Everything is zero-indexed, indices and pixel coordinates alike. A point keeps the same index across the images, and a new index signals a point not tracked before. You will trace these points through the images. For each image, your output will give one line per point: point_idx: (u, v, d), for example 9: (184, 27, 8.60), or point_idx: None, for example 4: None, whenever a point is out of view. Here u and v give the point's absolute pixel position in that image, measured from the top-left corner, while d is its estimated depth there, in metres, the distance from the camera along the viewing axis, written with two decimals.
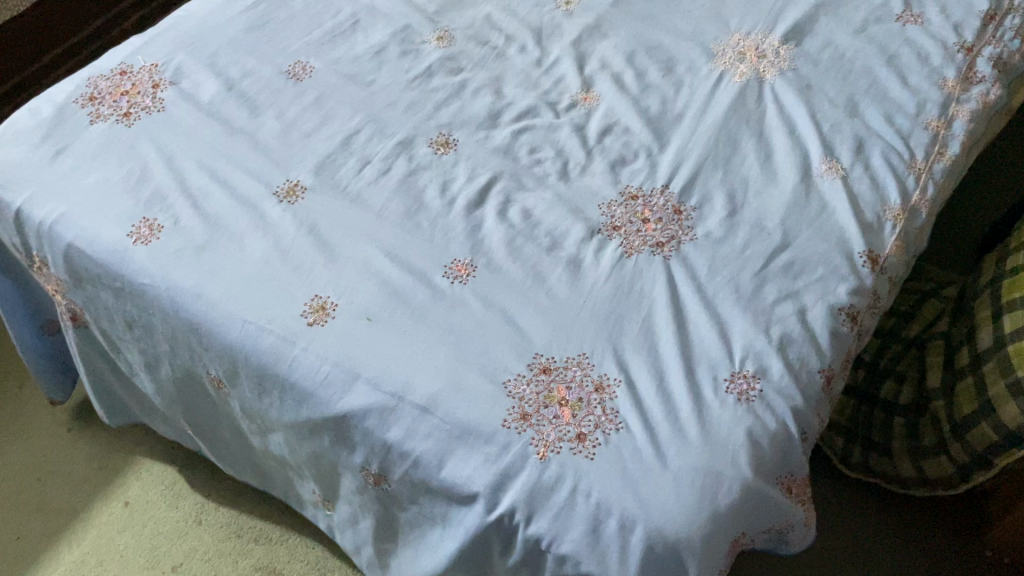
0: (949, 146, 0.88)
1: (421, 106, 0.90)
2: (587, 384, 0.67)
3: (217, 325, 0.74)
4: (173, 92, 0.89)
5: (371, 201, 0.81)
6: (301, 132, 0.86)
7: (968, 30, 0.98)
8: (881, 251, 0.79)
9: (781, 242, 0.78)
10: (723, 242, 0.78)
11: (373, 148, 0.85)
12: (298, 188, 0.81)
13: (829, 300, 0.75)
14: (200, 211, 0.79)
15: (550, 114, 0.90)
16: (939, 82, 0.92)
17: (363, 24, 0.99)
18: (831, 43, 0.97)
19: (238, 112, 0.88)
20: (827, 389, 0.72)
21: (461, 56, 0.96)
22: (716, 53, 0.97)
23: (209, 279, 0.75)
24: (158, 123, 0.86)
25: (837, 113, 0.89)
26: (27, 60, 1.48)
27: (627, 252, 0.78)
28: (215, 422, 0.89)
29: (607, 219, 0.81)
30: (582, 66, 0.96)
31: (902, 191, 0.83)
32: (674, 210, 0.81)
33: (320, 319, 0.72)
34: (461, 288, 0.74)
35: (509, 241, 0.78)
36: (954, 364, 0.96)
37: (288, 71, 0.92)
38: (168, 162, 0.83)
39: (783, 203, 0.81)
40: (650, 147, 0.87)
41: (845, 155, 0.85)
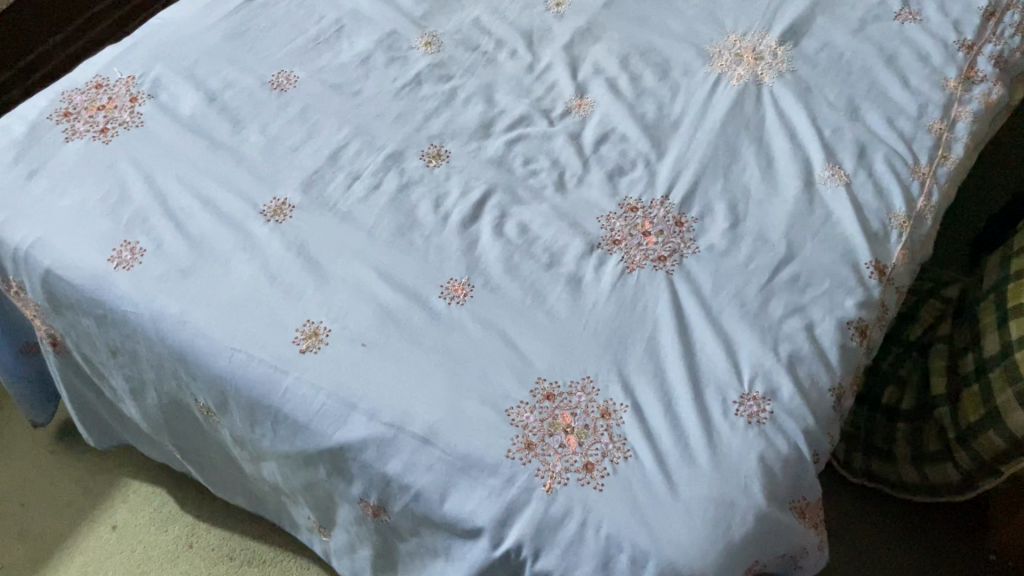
0: (952, 149, 0.86)
1: (410, 117, 0.87)
2: (593, 409, 0.65)
3: (204, 355, 0.71)
4: (151, 105, 0.86)
5: (362, 219, 0.78)
6: (286, 147, 0.83)
7: (967, 28, 0.96)
8: (887, 260, 0.77)
9: (786, 255, 0.76)
10: (727, 255, 0.76)
11: (362, 163, 0.82)
12: (286, 206, 0.78)
13: (837, 314, 0.73)
14: (183, 233, 0.76)
15: (543, 122, 0.88)
16: (940, 82, 0.90)
17: (347, 30, 0.95)
18: (830, 43, 0.95)
19: (221, 126, 0.84)
20: (838, 407, 0.70)
21: (450, 62, 0.93)
22: (712, 55, 0.94)
23: (195, 306, 0.72)
24: (137, 139, 0.83)
25: (838, 117, 0.87)
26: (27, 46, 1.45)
27: (629, 268, 0.75)
28: (204, 447, 0.86)
29: (606, 233, 0.78)
30: (575, 71, 0.93)
31: (907, 198, 0.81)
32: (675, 221, 0.79)
33: (313, 345, 0.69)
34: (458, 309, 0.72)
35: (506, 259, 0.76)
36: (959, 369, 0.94)
37: (271, 82, 0.89)
38: (148, 180, 0.79)
39: (786, 213, 0.79)
40: (648, 156, 0.85)
41: (847, 160, 0.83)
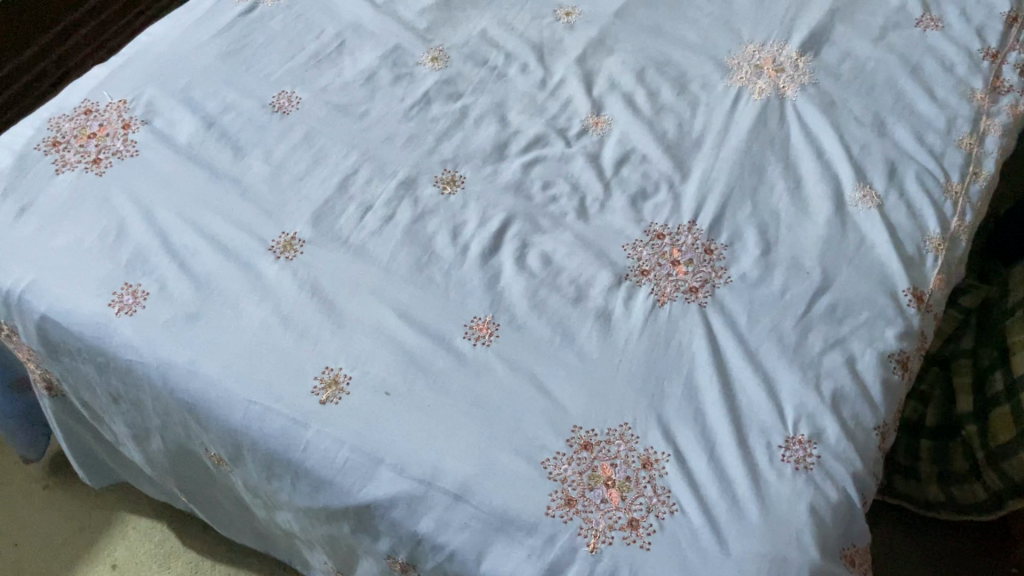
0: (983, 165, 0.83)
1: (421, 140, 0.83)
2: (634, 460, 0.62)
3: (217, 406, 0.67)
4: (146, 132, 0.81)
5: (377, 253, 0.74)
6: (292, 176, 0.79)
7: (991, 35, 0.93)
8: (925, 286, 0.74)
9: (821, 284, 0.73)
10: (760, 285, 0.73)
11: (373, 192, 0.78)
12: (296, 241, 0.74)
13: (878, 347, 0.70)
14: (188, 274, 0.71)
15: (560, 143, 0.84)
16: (967, 94, 0.87)
17: (349, 46, 0.91)
18: (851, 53, 0.91)
19: (221, 153, 0.80)
20: (883, 446, 0.67)
21: (459, 79, 0.88)
22: (731, 67, 0.90)
23: (205, 354, 0.68)
24: (132, 170, 0.78)
25: (866, 133, 0.84)
26: (24, 41, 1.40)
27: (660, 301, 0.72)
28: (212, 491, 0.82)
29: (633, 263, 0.75)
30: (590, 86, 0.89)
31: (941, 218, 0.78)
32: (704, 248, 0.76)
33: (333, 396, 0.65)
34: (484, 351, 0.68)
35: (532, 293, 0.72)
36: (987, 388, 0.93)
37: (273, 104, 0.84)
38: (147, 216, 0.75)
39: (818, 238, 0.76)
40: (672, 178, 0.81)
41: (878, 180, 0.80)
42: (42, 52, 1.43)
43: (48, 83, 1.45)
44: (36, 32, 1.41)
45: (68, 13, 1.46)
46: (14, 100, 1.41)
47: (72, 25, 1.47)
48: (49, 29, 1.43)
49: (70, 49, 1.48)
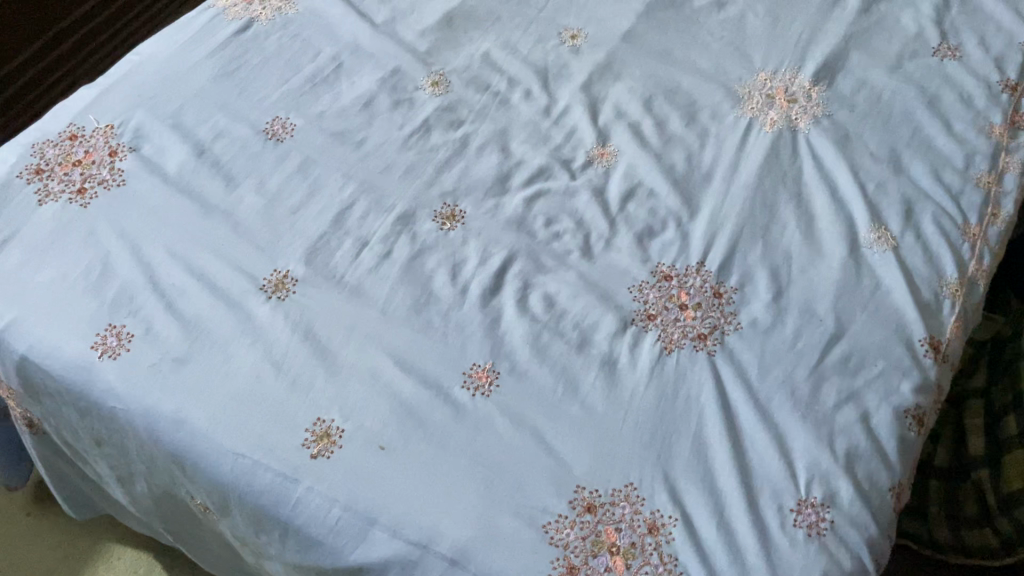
0: (1002, 206, 0.80)
1: (420, 171, 0.80)
2: (639, 524, 0.60)
3: (203, 458, 0.64)
4: (134, 160, 0.77)
5: (373, 293, 0.71)
6: (286, 208, 0.75)
7: (1010, 67, 0.90)
8: (943, 335, 0.72)
9: (835, 332, 0.70)
10: (771, 332, 0.70)
11: (369, 227, 0.75)
12: (288, 280, 0.71)
13: (894, 401, 0.67)
14: (176, 314, 0.68)
15: (564, 175, 0.81)
16: (986, 128, 0.84)
17: (347, 68, 0.87)
18: (867, 82, 0.88)
19: (212, 184, 0.76)
20: (897, 505, 0.65)
21: (460, 105, 0.86)
22: (742, 96, 0.87)
23: (191, 401, 0.64)
24: (119, 202, 0.75)
25: (881, 169, 0.80)
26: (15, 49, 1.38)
27: (667, 348, 0.69)
28: (198, 534, 0.78)
29: (640, 306, 0.72)
30: (596, 114, 0.86)
31: (959, 263, 0.75)
32: (713, 291, 0.73)
33: (325, 449, 0.62)
34: (483, 402, 0.65)
35: (534, 339, 0.69)
36: (999, 431, 0.91)
37: (266, 130, 0.81)
38: (133, 251, 0.72)
39: (832, 281, 0.73)
40: (680, 215, 0.78)
41: (894, 220, 0.77)
42: (33, 58, 1.41)
43: (48, 84, 1.45)
44: (35, 33, 1.40)
45: (66, 14, 1.45)
46: (12, 102, 1.40)
47: (62, 31, 1.45)
48: (40, 37, 1.41)
49: (67, 49, 1.47)
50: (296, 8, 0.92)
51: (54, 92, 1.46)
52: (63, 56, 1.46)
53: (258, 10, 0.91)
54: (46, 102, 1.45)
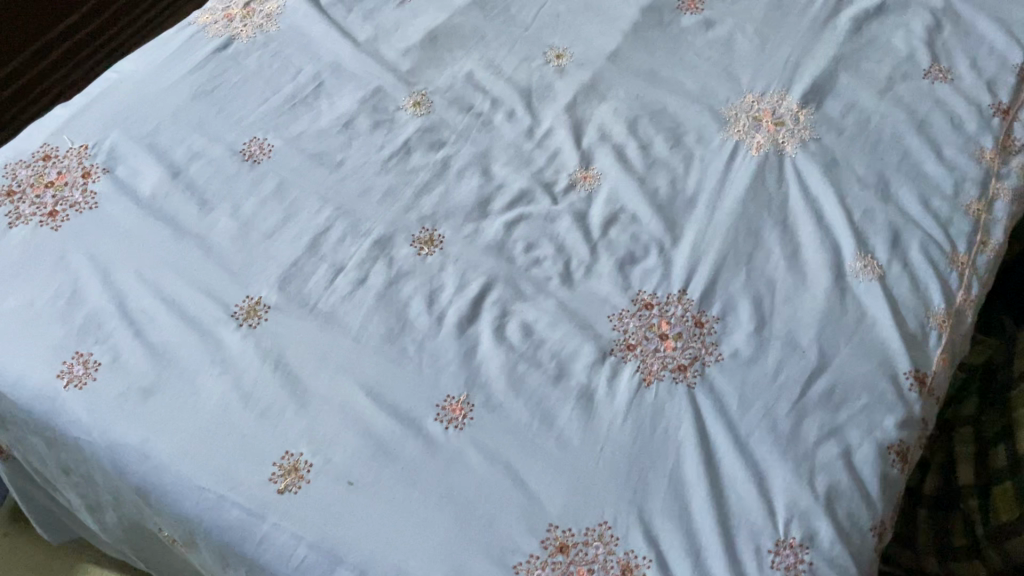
0: (991, 233, 0.79)
1: (399, 194, 0.78)
2: (612, 565, 0.59)
3: (170, 492, 0.63)
4: (107, 182, 0.76)
5: (346, 320, 0.69)
6: (260, 232, 0.74)
7: (1002, 90, 0.88)
8: (928, 368, 0.70)
9: (818, 364, 0.69)
10: (753, 364, 0.69)
11: (345, 252, 0.74)
12: (260, 307, 0.69)
13: (878, 436, 0.66)
14: (145, 342, 0.67)
15: (546, 199, 0.79)
16: (976, 154, 0.83)
17: (327, 88, 0.86)
18: (856, 104, 0.86)
19: (186, 207, 0.75)
20: (878, 545, 0.64)
21: (442, 126, 0.84)
22: (729, 118, 0.86)
23: (157, 434, 0.63)
24: (90, 226, 0.74)
25: (869, 195, 0.79)
26: None
27: (646, 380, 0.68)
28: (170, 562, 0.77)
29: (619, 336, 0.71)
30: (579, 136, 0.84)
31: (946, 292, 0.74)
32: (694, 320, 0.71)
33: (292, 484, 0.61)
34: (456, 436, 0.64)
35: (511, 369, 0.68)
36: (990, 462, 0.89)
37: (243, 151, 0.79)
38: (104, 276, 0.70)
39: (816, 312, 0.72)
40: (663, 241, 0.77)
41: (880, 248, 0.75)
42: None
43: (50, 83, 1.49)
44: (35, 34, 1.44)
45: (65, 14, 1.49)
46: None
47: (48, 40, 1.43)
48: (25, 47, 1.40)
49: (67, 49, 1.51)
50: (278, 26, 0.90)
51: (57, 90, 1.50)
52: (64, 58, 1.51)
53: (239, 27, 0.90)
54: (48, 100, 1.50)
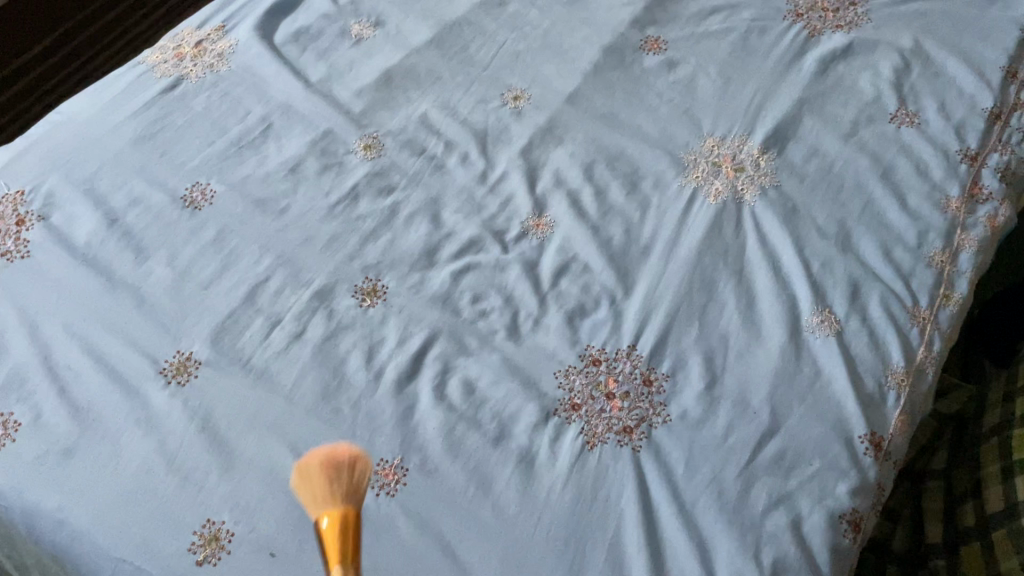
0: (956, 286, 0.76)
1: (344, 242, 0.76)
2: None
3: (85, 562, 0.60)
4: (42, 230, 0.75)
5: (280, 379, 0.67)
6: (196, 283, 0.72)
7: (970, 135, 0.85)
8: (885, 431, 0.67)
9: (770, 426, 0.66)
10: (702, 426, 0.66)
11: (283, 304, 0.71)
12: (190, 363, 0.67)
13: (830, 504, 0.63)
14: (69, 401, 0.65)
15: (496, 248, 0.77)
16: (942, 203, 0.80)
17: (275, 130, 0.84)
18: (818, 150, 0.84)
19: (121, 255, 0.73)
20: None
21: (392, 170, 0.82)
22: (687, 164, 0.83)
23: (75, 500, 0.61)
24: (22, 276, 0.72)
25: (828, 246, 0.76)
26: None
27: (590, 442, 0.65)
28: None
29: (565, 394, 0.68)
30: (533, 182, 0.82)
31: (906, 350, 0.71)
32: (643, 378, 0.69)
33: (212, 555, 0.58)
34: (387, 504, 0.62)
35: (448, 430, 0.65)
36: (957, 519, 0.86)
37: (185, 198, 0.77)
38: (31, 330, 0.69)
39: (770, 370, 0.69)
40: (614, 292, 0.74)
41: (839, 303, 0.73)
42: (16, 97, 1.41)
43: (56, 83, 1.52)
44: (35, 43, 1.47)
45: (62, 21, 1.50)
46: None
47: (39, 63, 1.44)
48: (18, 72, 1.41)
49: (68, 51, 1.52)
50: (229, 65, 0.88)
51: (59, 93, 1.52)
52: (66, 61, 1.52)
53: (188, 66, 0.88)
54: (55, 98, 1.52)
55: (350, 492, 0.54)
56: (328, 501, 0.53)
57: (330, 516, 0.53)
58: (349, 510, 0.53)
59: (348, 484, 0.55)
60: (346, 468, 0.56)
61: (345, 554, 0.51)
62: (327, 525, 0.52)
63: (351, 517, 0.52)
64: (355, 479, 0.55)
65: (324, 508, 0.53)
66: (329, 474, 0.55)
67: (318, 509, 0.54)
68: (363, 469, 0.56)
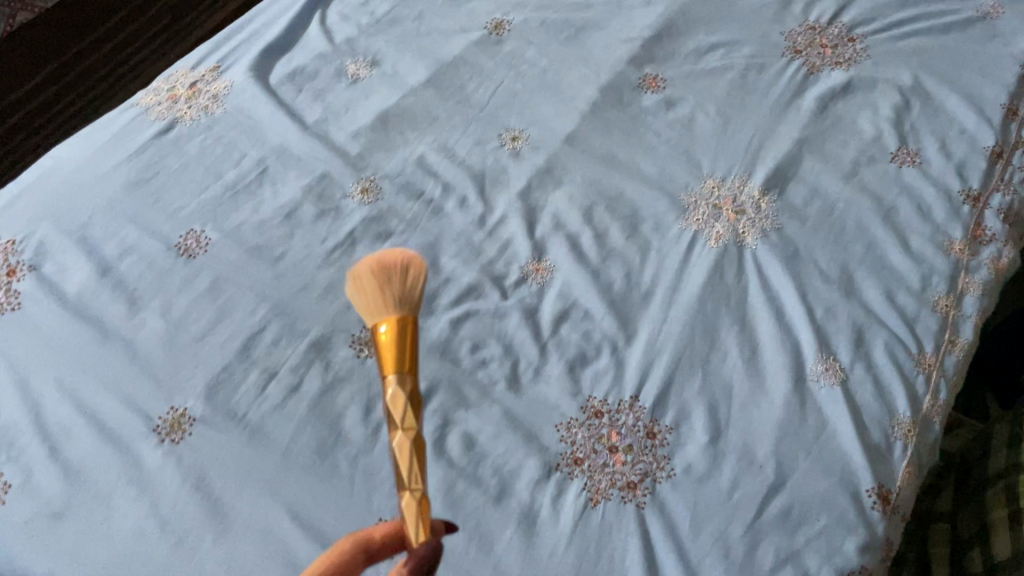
0: (961, 331, 0.75)
1: (340, 290, 0.74)
2: None
3: None
4: (32, 281, 0.74)
5: (276, 435, 0.65)
6: (190, 335, 0.70)
7: (973, 175, 0.84)
8: (892, 484, 0.66)
9: (776, 480, 0.65)
10: (706, 481, 0.65)
11: (279, 356, 0.70)
12: (185, 420, 0.66)
13: (837, 562, 0.62)
14: (60, 461, 0.64)
15: (495, 295, 0.76)
16: (945, 246, 0.79)
17: (271, 174, 0.83)
18: (819, 191, 0.83)
19: (114, 307, 0.72)
20: None
21: (389, 215, 0.81)
22: (687, 206, 0.82)
23: (66, 565, 0.60)
24: (13, 329, 0.71)
25: (831, 291, 0.75)
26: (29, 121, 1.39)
27: (593, 500, 0.64)
28: None
29: (567, 448, 0.67)
30: (533, 225, 0.81)
31: (912, 399, 0.70)
32: (646, 431, 0.68)
33: None
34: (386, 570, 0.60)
35: (449, 488, 0.65)
36: (966, 566, 0.85)
37: (179, 246, 0.76)
38: (21, 385, 0.68)
39: (774, 422, 0.68)
40: (615, 340, 0.73)
41: (843, 350, 0.72)
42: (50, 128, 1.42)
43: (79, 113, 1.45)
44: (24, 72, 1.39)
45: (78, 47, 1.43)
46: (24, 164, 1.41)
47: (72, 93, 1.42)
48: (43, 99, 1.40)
49: (71, 79, 1.41)
50: (223, 107, 0.88)
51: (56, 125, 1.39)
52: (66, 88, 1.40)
53: (183, 108, 0.87)
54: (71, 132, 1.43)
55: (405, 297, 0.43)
56: (380, 308, 0.42)
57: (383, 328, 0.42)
58: (406, 320, 0.42)
59: (403, 288, 0.43)
60: (399, 270, 0.43)
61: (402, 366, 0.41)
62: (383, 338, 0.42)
63: (408, 329, 0.42)
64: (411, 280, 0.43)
65: (378, 314, 0.42)
66: (379, 277, 0.43)
67: (368, 317, 0.43)
68: (418, 270, 0.44)
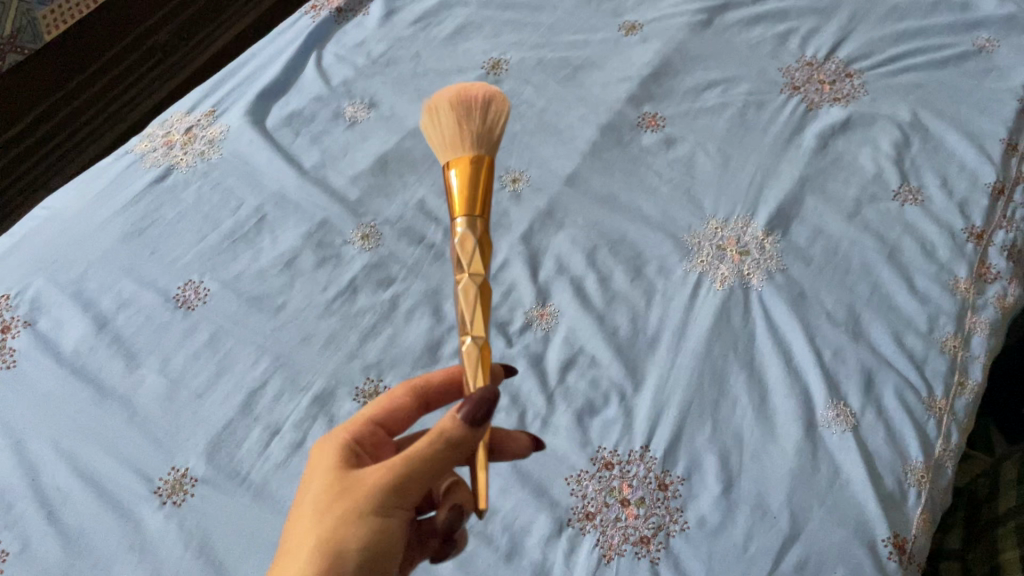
0: (970, 372, 0.75)
1: (342, 340, 0.72)
2: None
3: None
4: (28, 337, 0.73)
5: (280, 494, 0.64)
6: (189, 391, 0.69)
7: (975, 211, 0.84)
8: (908, 532, 0.65)
9: (791, 531, 0.63)
10: (720, 534, 0.64)
11: (281, 411, 0.68)
12: (186, 480, 0.64)
13: None
14: (58, 525, 0.63)
15: (500, 342, 0.76)
16: (951, 284, 0.79)
17: (270, 221, 0.81)
18: (823, 230, 0.82)
19: (111, 363, 0.70)
20: None
21: (391, 261, 0.78)
22: (691, 248, 0.82)
23: None
24: (9, 388, 0.70)
25: (839, 334, 0.74)
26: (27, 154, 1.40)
27: (606, 555, 0.64)
28: None
29: (578, 503, 0.67)
30: (536, 271, 0.81)
31: (924, 443, 0.69)
32: (656, 482, 0.67)
33: None
34: None
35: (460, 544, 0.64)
36: None
37: (177, 298, 0.75)
38: (17, 447, 0.67)
39: (787, 470, 0.66)
40: (623, 388, 0.72)
41: (853, 394, 0.71)
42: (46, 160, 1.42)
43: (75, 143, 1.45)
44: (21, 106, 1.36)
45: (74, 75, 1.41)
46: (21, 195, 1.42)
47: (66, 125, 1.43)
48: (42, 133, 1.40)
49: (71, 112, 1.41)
50: (220, 153, 0.88)
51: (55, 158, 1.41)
52: (68, 119, 1.41)
53: (179, 155, 0.88)
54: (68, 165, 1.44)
55: (482, 134, 0.52)
56: (460, 143, 0.52)
57: (460, 163, 0.51)
58: (481, 157, 0.51)
59: (481, 125, 0.53)
60: (477, 110, 0.53)
61: (475, 202, 0.50)
62: (460, 171, 0.51)
63: (482, 164, 0.51)
64: (489, 119, 0.53)
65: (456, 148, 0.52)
66: (461, 113, 0.53)
67: (449, 152, 0.52)
68: (496, 109, 0.54)
